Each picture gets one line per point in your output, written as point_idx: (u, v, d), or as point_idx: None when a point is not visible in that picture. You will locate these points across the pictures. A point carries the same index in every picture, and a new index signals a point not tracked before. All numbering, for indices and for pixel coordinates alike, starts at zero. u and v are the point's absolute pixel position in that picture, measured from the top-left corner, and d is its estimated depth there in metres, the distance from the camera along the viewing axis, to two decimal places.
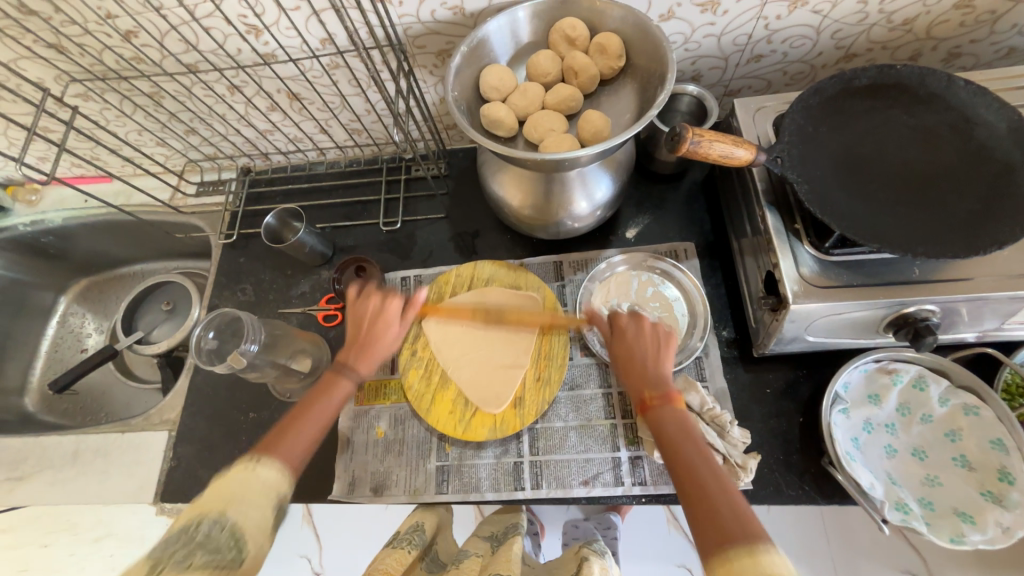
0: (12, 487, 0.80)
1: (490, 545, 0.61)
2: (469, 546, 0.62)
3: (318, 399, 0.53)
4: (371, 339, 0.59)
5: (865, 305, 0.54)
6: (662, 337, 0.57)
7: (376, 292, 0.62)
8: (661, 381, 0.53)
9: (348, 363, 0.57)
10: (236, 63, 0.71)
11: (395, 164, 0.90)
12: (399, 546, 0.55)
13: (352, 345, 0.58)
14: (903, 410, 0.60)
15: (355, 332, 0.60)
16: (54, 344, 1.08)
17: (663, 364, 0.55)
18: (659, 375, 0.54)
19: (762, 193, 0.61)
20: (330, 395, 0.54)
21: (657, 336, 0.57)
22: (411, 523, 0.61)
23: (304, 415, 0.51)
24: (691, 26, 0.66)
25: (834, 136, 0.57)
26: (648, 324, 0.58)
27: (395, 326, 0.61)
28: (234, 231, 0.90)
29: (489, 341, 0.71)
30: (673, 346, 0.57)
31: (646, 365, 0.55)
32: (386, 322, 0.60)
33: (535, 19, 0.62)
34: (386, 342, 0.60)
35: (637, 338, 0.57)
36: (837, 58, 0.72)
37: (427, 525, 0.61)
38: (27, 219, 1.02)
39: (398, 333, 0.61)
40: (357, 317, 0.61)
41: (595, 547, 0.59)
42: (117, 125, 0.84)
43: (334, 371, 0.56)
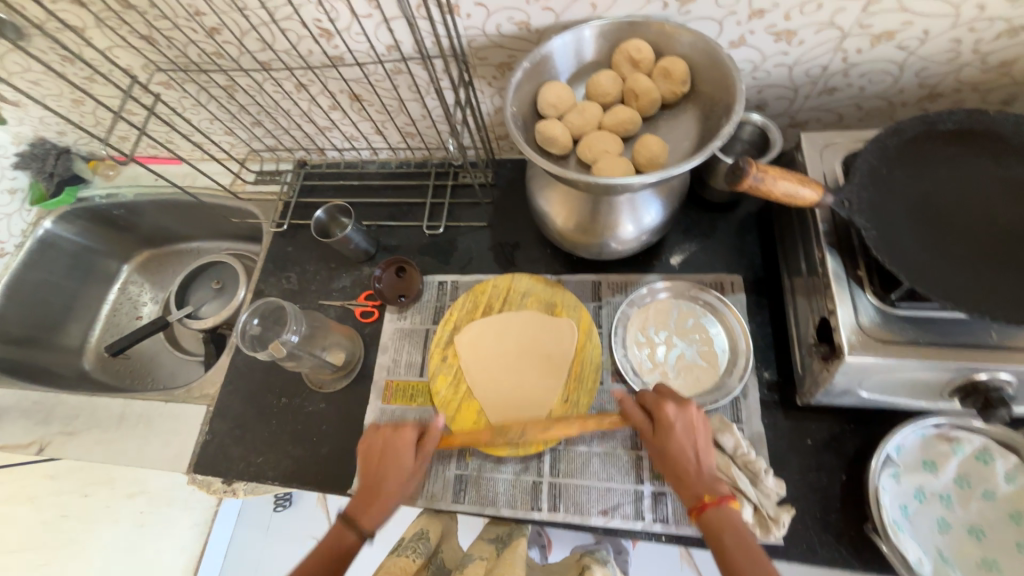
0: (64, 439, 0.86)
1: (495, 548, 0.61)
2: (474, 550, 0.62)
3: (322, 553, 0.54)
4: (405, 416, 0.63)
5: (930, 366, 0.50)
6: (701, 425, 0.56)
7: (389, 428, 0.63)
8: (706, 480, 0.52)
9: (359, 513, 0.57)
10: (306, 64, 0.74)
11: (444, 169, 0.92)
12: (403, 554, 0.58)
13: (364, 494, 0.58)
14: (961, 482, 0.56)
15: (368, 474, 0.60)
16: (113, 309, 1.16)
17: (706, 458, 0.54)
18: (703, 468, 0.53)
19: (824, 234, 0.57)
20: (384, 467, 0.60)
21: (701, 426, 0.56)
22: (416, 530, 0.63)
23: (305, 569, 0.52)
24: (762, 54, 0.64)
25: (911, 182, 0.54)
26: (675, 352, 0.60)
27: (410, 454, 0.61)
28: (286, 220, 0.94)
29: (519, 360, 0.71)
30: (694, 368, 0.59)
31: (689, 456, 0.54)
32: (399, 459, 0.60)
33: (600, 39, 0.61)
34: (394, 478, 0.59)
35: (686, 430, 0.55)
36: (919, 97, 0.68)
37: (432, 533, 0.63)
38: (103, 191, 1.10)
39: (411, 464, 0.60)
40: (368, 454, 0.61)
41: (596, 556, 0.59)
42: (192, 112, 0.90)
43: (342, 521, 0.56)
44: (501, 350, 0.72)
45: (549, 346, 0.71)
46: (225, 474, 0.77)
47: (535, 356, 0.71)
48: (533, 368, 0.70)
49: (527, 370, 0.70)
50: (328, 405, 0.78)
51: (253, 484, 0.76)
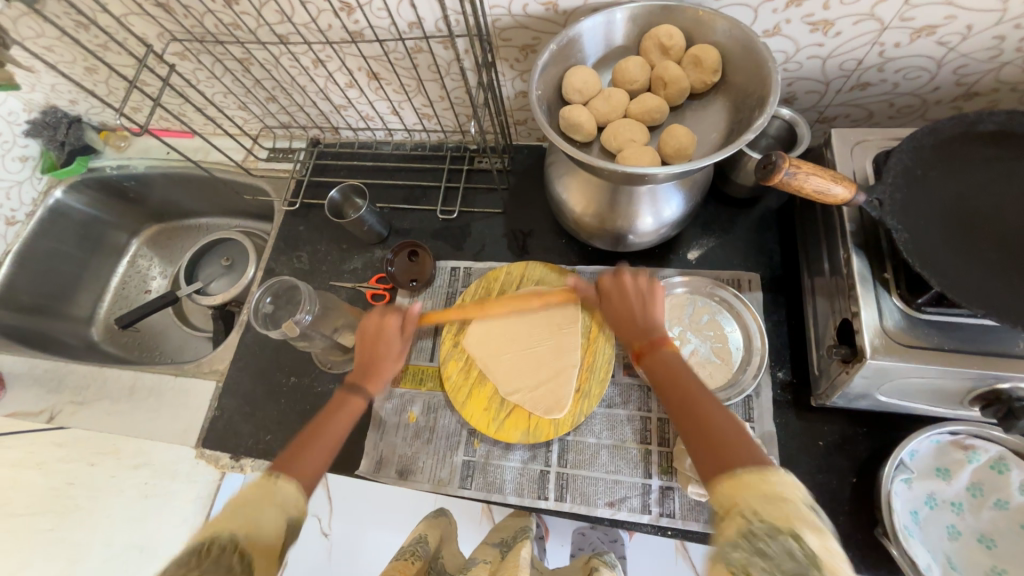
0: (75, 409, 0.87)
1: (500, 551, 0.60)
2: (478, 553, 0.61)
3: (333, 418, 0.55)
4: (376, 359, 0.61)
5: (954, 373, 0.49)
6: (647, 288, 0.59)
7: (377, 312, 0.64)
8: (652, 330, 0.56)
9: (356, 380, 0.60)
10: (325, 39, 0.72)
11: (459, 153, 0.90)
12: (403, 556, 0.54)
13: (359, 363, 0.61)
14: (974, 490, 0.55)
15: (365, 354, 0.62)
16: (122, 281, 1.16)
17: (651, 309, 0.58)
18: (651, 323, 0.57)
19: (851, 234, 0.56)
20: (343, 415, 0.56)
21: (639, 288, 0.59)
22: (415, 535, 0.60)
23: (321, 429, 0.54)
24: (796, 45, 0.62)
25: (945, 183, 0.52)
26: (631, 279, 0.60)
27: (395, 337, 0.63)
28: (298, 199, 0.93)
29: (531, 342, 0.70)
30: (660, 292, 0.59)
31: (635, 316, 0.58)
32: (388, 341, 0.63)
33: (631, 23, 0.59)
34: (389, 362, 0.62)
35: (624, 292, 0.59)
36: (955, 95, 0.65)
37: (432, 536, 0.60)
38: (115, 162, 1.09)
39: (399, 347, 0.63)
40: (362, 338, 0.63)
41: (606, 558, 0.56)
42: (206, 85, 0.88)
43: (345, 390, 0.58)
44: (512, 342, 0.71)
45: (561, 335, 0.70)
46: (234, 450, 0.77)
47: (547, 344, 0.69)
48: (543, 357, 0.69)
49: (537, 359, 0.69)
50: (337, 386, 0.78)
51: (261, 461, 0.76)
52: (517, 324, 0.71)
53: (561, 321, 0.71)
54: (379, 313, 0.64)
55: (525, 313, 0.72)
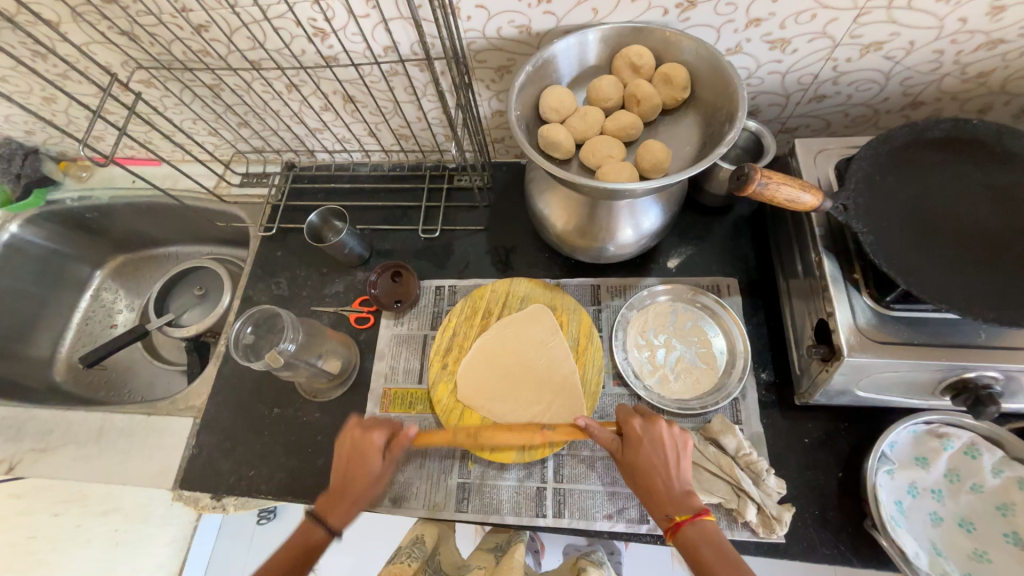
0: (36, 458, 0.81)
1: (494, 556, 0.65)
2: (474, 558, 0.66)
3: (348, 478, 0.57)
4: (349, 483, 0.57)
5: (924, 365, 0.52)
6: (680, 441, 0.54)
7: (358, 431, 0.59)
8: (683, 496, 0.51)
9: (323, 511, 0.55)
10: (299, 64, 0.72)
11: (438, 172, 0.91)
12: (399, 559, 0.61)
13: (331, 494, 0.56)
14: (951, 477, 0.58)
15: (337, 480, 0.57)
16: (85, 317, 1.10)
17: (683, 467, 0.53)
18: (681, 487, 0.52)
19: (820, 238, 0.59)
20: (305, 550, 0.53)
21: (673, 441, 0.54)
22: (411, 537, 0.65)
23: (343, 492, 0.56)
24: (757, 61, 0.65)
25: (903, 187, 0.56)
26: (664, 429, 0.54)
27: (376, 459, 0.58)
28: (274, 224, 0.91)
29: (522, 358, 0.70)
30: (689, 450, 0.54)
31: (659, 470, 0.52)
32: (366, 463, 0.58)
33: (602, 44, 0.61)
34: (359, 488, 0.57)
35: (656, 445, 0.54)
36: (903, 105, 0.70)
37: (428, 537, 0.65)
38: (75, 194, 1.04)
39: (377, 471, 0.57)
40: (342, 465, 0.58)
41: (593, 558, 0.62)
42: (174, 112, 0.86)
43: (310, 519, 0.55)
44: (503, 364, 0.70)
45: (550, 348, 0.71)
46: (215, 489, 0.74)
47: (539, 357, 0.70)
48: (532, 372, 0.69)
49: (525, 380, 0.69)
50: (323, 414, 0.76)
51: (245, 498, 0.73)
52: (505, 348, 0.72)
53: (543, 332, 0.72)
54: (364, 433, 0.59)
55: (505, 332, 0.73)
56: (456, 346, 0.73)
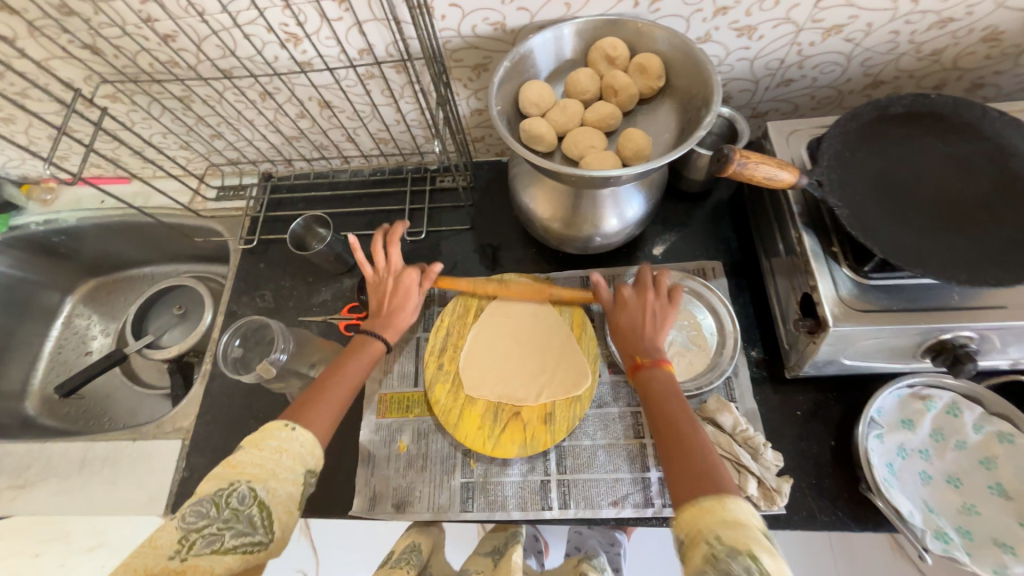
0: (14, 495, 0.77)
1: (491, 560, 0.63)
2: (469, 563, 0.64)
3: (351, 359, 0.58)
4: (396, 308, 0.63)
5: (904, 329, 0.54)
6: (661, 309, 0.60)
7: (394, 263, 0.65)
8: (652, 349, 0.57)
9: (378, 327, 0.62)
10: (272, 71, 0.71)
11: (420, 175, 0.91)
12: (398, 567, 0.58)
13: (377, 312, 0.63)
14: (937, 436, 0.60)
15: (377, 304, 0.64)
16: (58, 346, 1.06)
17: (659, 330, 0.58)
18: (653, 342, 0.57)
19: (798, 215, 0.61)
20: (359, 353, 0.59)
21: (655, 309, 0.59)
22: (407, 543, 0.63)
23: (344, 367, 0.57)
24: (726, 49, 0.67)
25: (871, 161, 0.58)
26: (650, 292, 0.60)
27: (416, 297, 0.65)
28: (255, 236, 0.89)
29: (522, 335, 0.73)
30: (674, 312, 0.60)
31: (641, 331, 0.58)
32: (406, 294, 0.64)
33: (577, 37, 0.62)
34: (406, 310, 0.64)
35: (642, 310, 0.59)
36: (865, 85, 0.73)
37: (424, 545, 0.63)
38: (41, 218, 1.00)
39: (417, 301, 0.64)
40: (375, 287, 0.65)
41: (594, 563, 0.61)
42: (143, 127, 0.84)
43: (363, 336, 0.61)
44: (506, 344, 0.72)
45: (546, 326, 0.73)
46: None
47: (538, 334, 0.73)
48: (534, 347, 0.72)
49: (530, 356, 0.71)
50: None
51: None
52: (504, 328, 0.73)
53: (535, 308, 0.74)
54: (399, 265, 0.65)
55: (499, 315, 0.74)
56: (451, 346, 0.73)
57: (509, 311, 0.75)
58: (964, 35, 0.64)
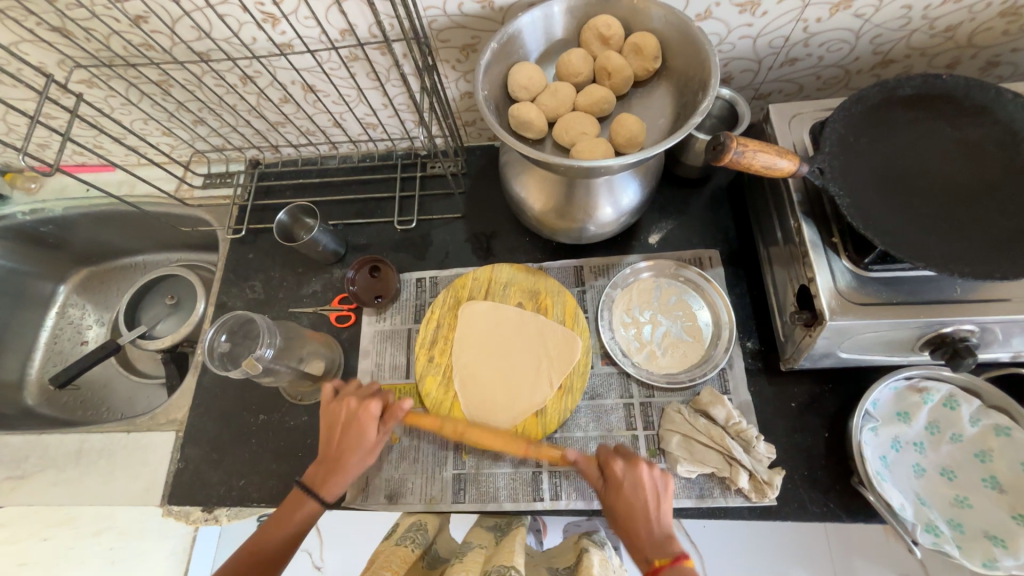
0: (13, 485, 0.78)
1: (494, 536, 0.60)
2: (473, 539, 0.60)
3: (286, 514, 0.57)
4: (343, 452, 0.59)
5: (904, 323, 0.53)
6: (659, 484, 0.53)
7: (353, 396, 0.62)
8: (661, 540, 0.49)
9: (317, 481, 0.58)
10: (251, 53, 0.68)
11: (410, 160, 0.88)
12: (403, 544, 0.56)
13: (327, 453, 0.59)
14: (931, 429, 0.59)
15: (327, 444, 0.60)
16: (54, 335, 1.06)
17: (663, 510, 0.51)
18: (659, 530, 0.50)
19: (798, 204, 0.59)
20: (296, 509, 0.57)
21: (653, 484, 0.53)
22: (413, 521, 0.62)
23: (284, 519, 0.56)
24: (727, 26, 0.64)
25: (876, 147, 0.55)
26: (649, 477, 0.53)
27: (371, 431, 0.60)
28: (243, 225, 0.87)
29: (495, 350, 0.70)
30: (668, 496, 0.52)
31: (643, 520, 0.51)
32: (359, 433, 0.59)
33: (569, 15, 0.59)
34: (359, 457, 0.59)
35: (635, 488, 0.53)
36: (873, 64, 0.70)
37: (429, 523, 0.62)
38: (27, 207, 0.99)
39: (375, 439, 0.60)
40: (329, 423, 0.61)
41: (595, 538, 0.60)
42: (122, 113, 0.81)
43: (300, 489, 0.58)
44: (489, 371, 0.69)
45: (510, 329, 0.71)
46: (205, 502, 0.72)
47: (505, 337, 0.71)
48: (523, 356, 0.69)
49: (516, 358, 0.69)
50: (311, 417, 0.74)
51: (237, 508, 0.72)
52: (477, 364, 0.69)
53: (490, 322, 0.72)
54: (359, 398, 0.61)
55: (473, 343, 0.71)
56: (442, 338, 0.72)
57: (472, 347, 0.71)
58: (980, 10, 0.60)
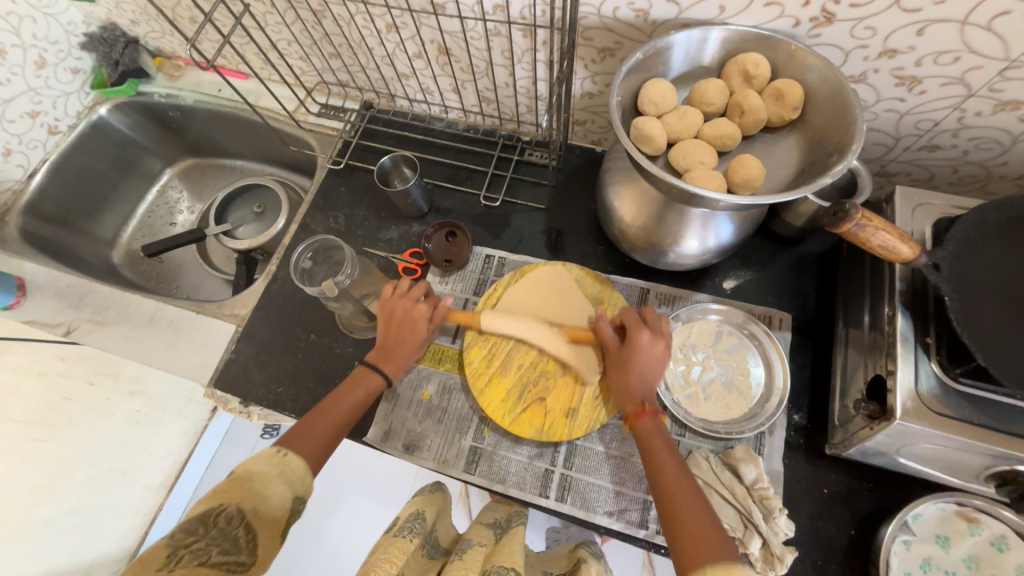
0: (93, 328, 0.87)
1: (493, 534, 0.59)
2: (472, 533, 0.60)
3: (346, 393, 0.62)
4: (399, 339, 0.67)
5: (980, 448, 0.49)
6: (656, 355, 0.59)
7: (407, 299, 0.68)
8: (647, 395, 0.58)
9: (378, 359, 0.66)
10: (406, 6, 0.72)
11: (511, 142, 0.91)
12: (401, 534, 0.55)
13: (384, 343, 0.67)
14: (970, 563, 0.56)
15: (383, 335, 0.67)
16: (149, 211, 1.16)
17: (653, 369, 0.59)
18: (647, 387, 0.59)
19: (898, 294, 0.56)
20: (353, 393, 0.63)
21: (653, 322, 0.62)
22: (412, 510, 0.60)
23: (405, 338, 0.67)
24: (877, 95, 0.61)
25: (1004, 260, 0.52)
26: (662, 347, 0.59)
27: (423, 329, 0.67)
28: (343, 159, 0.93)
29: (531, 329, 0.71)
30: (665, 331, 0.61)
31: (639, 377, 0.59)
32: (414, 329, 0.67)
33: (720, 45, 0.59)
34: (409, 339, 0.67)
35: (648, 354, 0.59)
36: (1021, 173, 0.65)
37: (428, 514, 0.60)
38: (164, 90, 1.08)
39: (423, 336, 0.67)
40: (386, 319, 0.68)
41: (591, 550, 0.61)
42: (274, 31, 0.88)
43: (366, 367, 0.65)
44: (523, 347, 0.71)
45: (555, 312, 0.72)
46: (244, 396, 0.78)
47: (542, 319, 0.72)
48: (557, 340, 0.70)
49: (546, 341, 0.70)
50: (356, 350, 0.79)
51: (269, 411, 0.77)
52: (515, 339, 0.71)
53: (533, 300, 0.73)
54: (411, 297, 0.68)
55: (514, 306, 0.73)
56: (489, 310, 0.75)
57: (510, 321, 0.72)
58: None
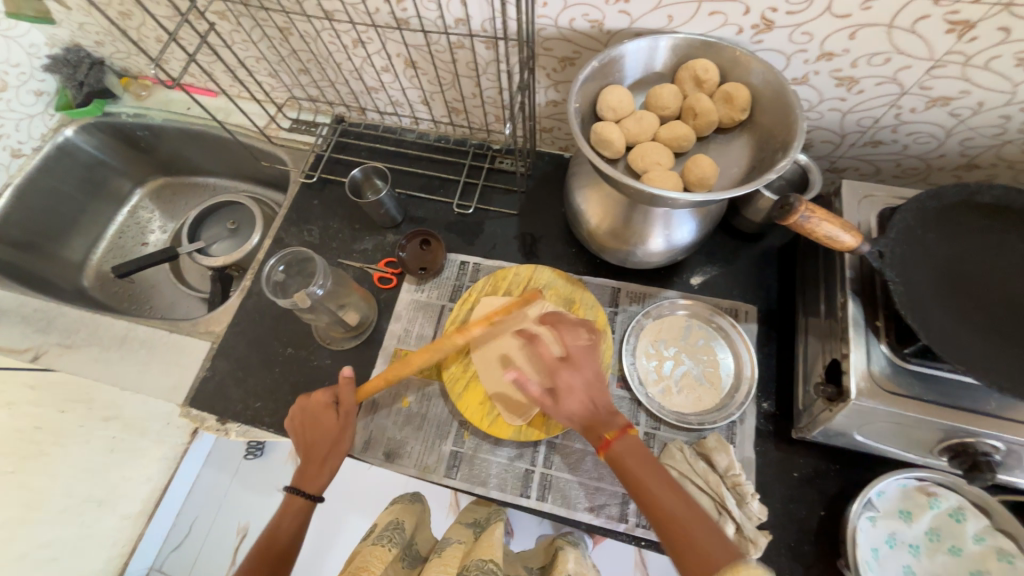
0: (60, 351, 0.85)
1: (472, 532, 0.64)
2: (452, 533, 0.63)
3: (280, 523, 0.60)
4: (312, 451, 0.64)
5: (930, 422, 0.52)
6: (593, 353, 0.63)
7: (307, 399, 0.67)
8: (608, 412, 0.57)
9: (302, 480, 0.63)
10: (371, 21, 0.73)
11: (481, 151, 0.93)
12: (380, 543, 0.57)
13: (304, 463, 0.64)
14: (932, 535, 0.58)
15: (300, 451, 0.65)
16: (120, 231, 1.15)
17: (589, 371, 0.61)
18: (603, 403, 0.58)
19: (849, 281, 0.59)
20: (291, 511, 0.61)
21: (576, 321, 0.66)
22: (391, 520, 0.63)
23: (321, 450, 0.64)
24: (820, 96, 0.65)
25: (942, 245, 0.56)
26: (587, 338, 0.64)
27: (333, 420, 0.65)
28: (315, 173, 0.93)
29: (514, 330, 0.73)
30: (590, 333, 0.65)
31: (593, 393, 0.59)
32: (325, 430, 0.65)
33: (671, 53, 0.62)
34: (325, 441, 0.64)
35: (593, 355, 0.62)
36: (957, 164, 0.70)
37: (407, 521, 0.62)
38: (131, 110, 1.07)
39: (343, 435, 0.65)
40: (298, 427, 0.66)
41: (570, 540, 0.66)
42: (241, 48, 0.89)
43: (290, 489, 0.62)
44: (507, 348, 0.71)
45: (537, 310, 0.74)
46: (221, 413, 0.77)
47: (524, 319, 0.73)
48: None
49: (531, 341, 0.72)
50: (334, 362, 0.79)
51: (247, 427, 0.76)
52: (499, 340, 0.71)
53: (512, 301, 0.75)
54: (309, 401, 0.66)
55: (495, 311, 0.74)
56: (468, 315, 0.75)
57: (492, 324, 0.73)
58: None
